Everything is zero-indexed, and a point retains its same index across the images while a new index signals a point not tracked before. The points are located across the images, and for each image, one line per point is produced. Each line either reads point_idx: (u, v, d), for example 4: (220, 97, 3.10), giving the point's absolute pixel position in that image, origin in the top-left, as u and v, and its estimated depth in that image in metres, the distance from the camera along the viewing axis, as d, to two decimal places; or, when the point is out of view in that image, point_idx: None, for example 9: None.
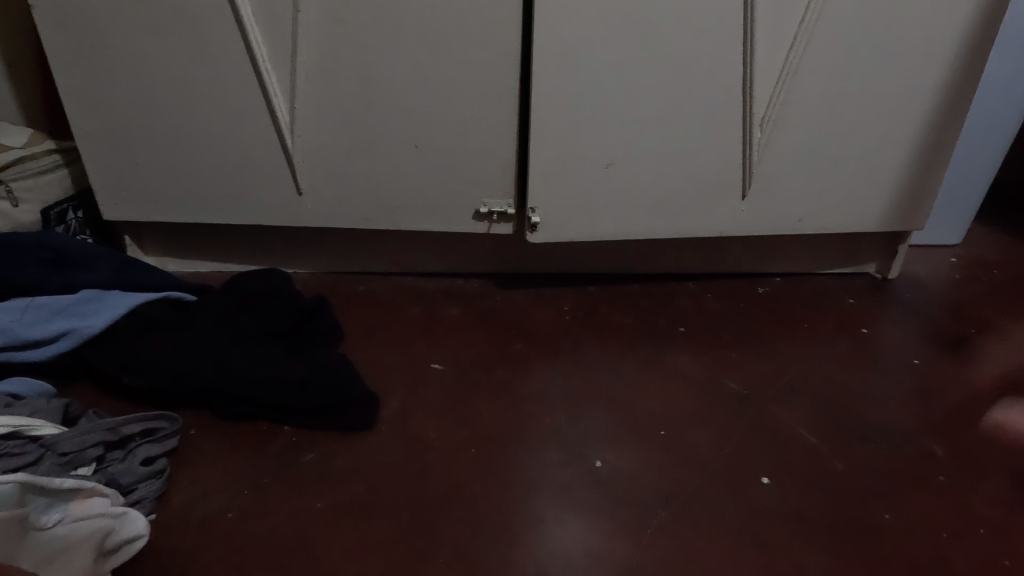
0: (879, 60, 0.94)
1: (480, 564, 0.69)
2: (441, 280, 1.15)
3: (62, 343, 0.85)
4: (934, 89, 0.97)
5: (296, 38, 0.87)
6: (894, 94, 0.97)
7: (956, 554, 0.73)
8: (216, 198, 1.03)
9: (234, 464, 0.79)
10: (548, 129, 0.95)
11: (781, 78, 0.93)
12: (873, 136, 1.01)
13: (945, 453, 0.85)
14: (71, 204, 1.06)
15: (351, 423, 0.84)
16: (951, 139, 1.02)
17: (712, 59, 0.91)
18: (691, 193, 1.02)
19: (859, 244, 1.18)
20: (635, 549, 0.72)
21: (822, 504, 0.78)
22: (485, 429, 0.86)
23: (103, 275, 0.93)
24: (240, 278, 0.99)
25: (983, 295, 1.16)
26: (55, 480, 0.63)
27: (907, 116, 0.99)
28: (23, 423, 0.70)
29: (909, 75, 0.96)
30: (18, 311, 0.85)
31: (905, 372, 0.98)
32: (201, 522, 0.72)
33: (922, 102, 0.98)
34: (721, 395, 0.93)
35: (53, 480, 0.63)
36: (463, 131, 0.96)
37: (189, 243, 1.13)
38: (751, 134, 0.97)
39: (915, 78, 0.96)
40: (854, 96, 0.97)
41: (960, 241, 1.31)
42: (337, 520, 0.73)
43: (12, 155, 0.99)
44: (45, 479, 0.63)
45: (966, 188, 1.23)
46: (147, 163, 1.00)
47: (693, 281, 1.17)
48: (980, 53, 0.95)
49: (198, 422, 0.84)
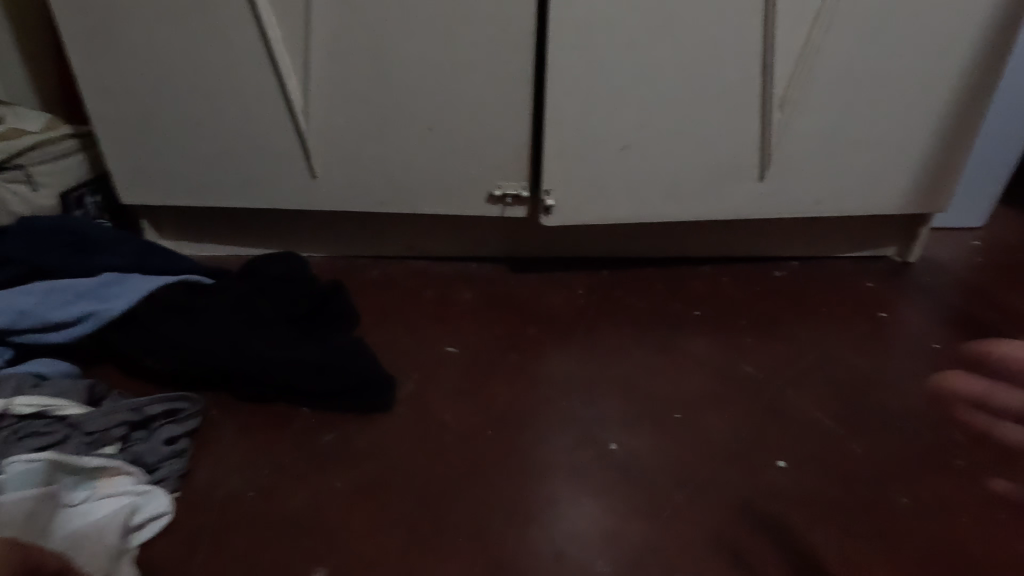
0: (901, 39, 0.92)
1: (497, 545, 0.70)
2: (455, 264, 1.15)
3: (84, 326, 0.86)
4: (958, 69, 0.95)
5: (309, 21, 0.87)
6: (917, 74, 0.95)
7: (975, 538, 0.73)
8: (231, 181, 1.03)
9: (253, 445, 0.80)
10: (562, 110, 0.94)
11: (802, 57, 0.91)
12: (894, 116, 0.99)
13: (964, 437, 0.84)
14: (88, 189, 1.08)
15: (369, 404, 0.84)
16: (975, 119, 1.00)
17: (731, 40, 0.90)
18: (706, 176, 1.01)
19: (877, 227, 1.16)
20: (651, 529, 0.73)
21: (839, 488, 0.78)
22: (501, 412, 0.86)
23: (122, 258, 0.94)
24: (258, 262, 1.00)
25: (1005, 279, 1.14)
26: (81, 459, 0.67)
27: (929, 97, 0.97)
28: (49, 404, 0.72)
29: (932, 55, 0.94)
30: (40, 294, 0.86)
31: (924, 356, 0.97)
32: (222, 500, 0.73)
33: (946, 82, 0.96)
34: (737, 379, 0.93)
35: (78, 459, 0.66)
36: (477, 113, 0.96)
37: (205, 228, 1.14)
38: (770, 115, 0.96)
39: (939, 58, 0.94)
40: (876, 74, 0.95)
41: (982, 224, 1.28)
42: (355, 500, 0.74)
43: (32, 139, 1.00)
44: (73, 457, 0.66)
45: (989, 170, 1.20)
46: (163, 146, 1.00)
47: (709, 264, 1.17)
48: (1009, 31, 0.92)
49: (218, 404, 0.85)
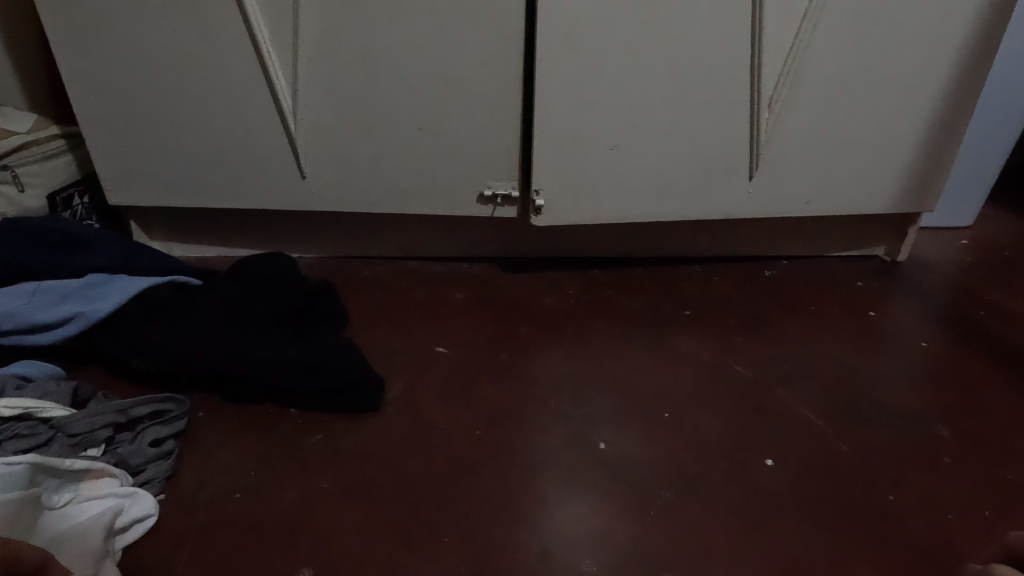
0: (888, 39, 0.92)
1: (484, 544, 0.70)
2: (446, 265, 1.15)
3: (69, 328, 0.86)
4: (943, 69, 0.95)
5: (297, 22, 0.87)
6: (904, 74, 0.96)
7: (961, 534, 0.73)
8: (220, 181, 1.03)
9: (241, 445, 0.80)
10: (551, 110, 0.94)
11: (790, 57, 0.92)
12: (882, 116, 0.99)
13: (952, 435, 0.85)
14: (76, 190, 1.07)
15: (358, 405, 0.84)
16: (962, 120, 1.01)
17: (719, 40, 0.90)
18: (696, 175, 1.01)
19: (866, 226, 1.17)
20: (639, 528, 0.73)
21: (826, 485, 0.78)
22: (490, 412, 0.86)
23: (108, 259, 0.93)
24: (248, 263, 1.00)
25: (994, 278, 1.14)
26: (65, 461, 0.66)
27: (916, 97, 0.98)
28: (32, 406, 0.71)
29: (919, 55, 0.94)
30: (26, 295, 0.85)
31: (912, 355, 0.97)
32: (209, 501, 0.73)
33: (934, 83, 0.97)
34: (726, 377, 0.93)
35: (63, 461, 0.65)
36: (467, 113, 0.96)
37: (195, 229, 1.14)
38: (759, 115, 0.96)
39: (926, 58, 0.94)
40: (864, 74, 0.95)
41: (971, 223, 1.29)
42: (343, 501, 0.74)
43: (19, 140, 0.99)
44: (56, 461, 0.65)
45: (977, 169, 1.21)
46: (152, 147, 1.00)
47: (699, 264, 1.17)
48: (995, 31, 0.93)
49: (206, 405, 0.85)
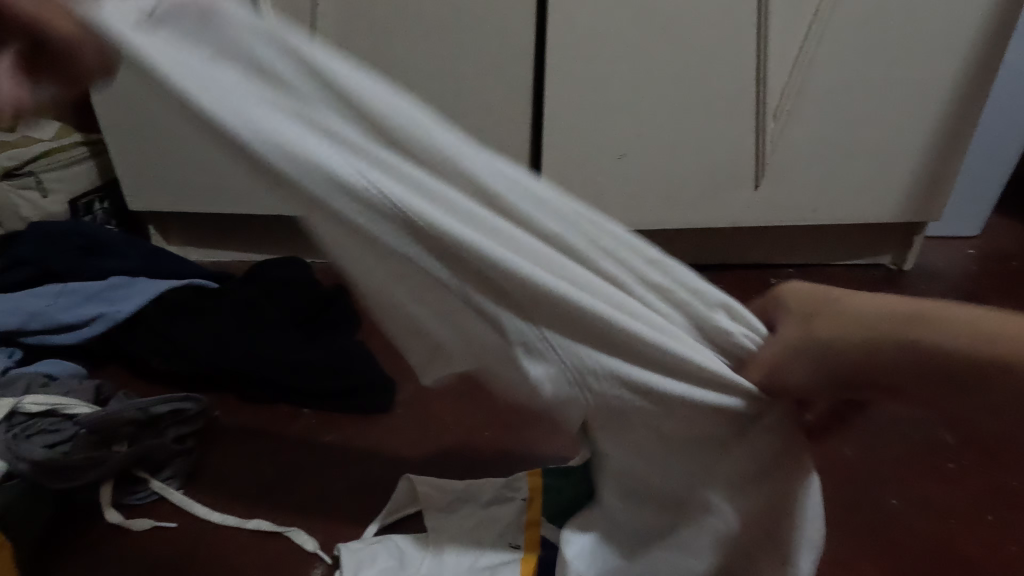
0: (882, 66, 0.95)
1: None
2: None
3: (92, 328, 0.89)
4: (954, 89, 0.97)
5: (315, 32, 0.95)
6: (901, 101, 0.98)
7: (966, 539, 0.72)
8: (237, 186, 1.05)
9: (256, 444, 0.81)
10: (560, 115, 0.99)
11: (796, 68, 0.94)
12: (889, 139, 1.02)
13: (956, 439, 0.84)
14: (98, 197, 1.10)
15: (366, 404, 0.85)
16: (962, 146, 1.02)
17: (721, 47, 0.93)
18: (703, 180, 1.04)
19: (873, 235, 1.18)
20: None
21: (829, 487, 0.78)
22: (503, 412, 0.85)
23: (130, 263, 0.96)
24: (264, 266, 1.02)
25: (1003, 284, 1.14)
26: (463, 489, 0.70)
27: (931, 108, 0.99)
28: (56, 403, 0.75)
29: (911, 85, 0.97)
30: (51, 296, 0.89)
31: None
32: (228, 495, 0.75)
33: (930, 109, 0.99)
34: None
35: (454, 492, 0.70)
36: (477, 119, 1.01)
37: (212, 234, 1.18)
38: (765, 124, 0.98)
39: (921, 84, 0.97)
40: (876, 88, 0.97)
41: (979, 232, 1.29)
42: (356, 494, 0.75)
43: (43, 148, 1.02)
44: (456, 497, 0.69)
45: (986, 177, 1.21)
46: (173, 153, 1.03)
47: (706, 272, 1.17)
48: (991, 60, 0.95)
49: (222, 404, 0.87)
